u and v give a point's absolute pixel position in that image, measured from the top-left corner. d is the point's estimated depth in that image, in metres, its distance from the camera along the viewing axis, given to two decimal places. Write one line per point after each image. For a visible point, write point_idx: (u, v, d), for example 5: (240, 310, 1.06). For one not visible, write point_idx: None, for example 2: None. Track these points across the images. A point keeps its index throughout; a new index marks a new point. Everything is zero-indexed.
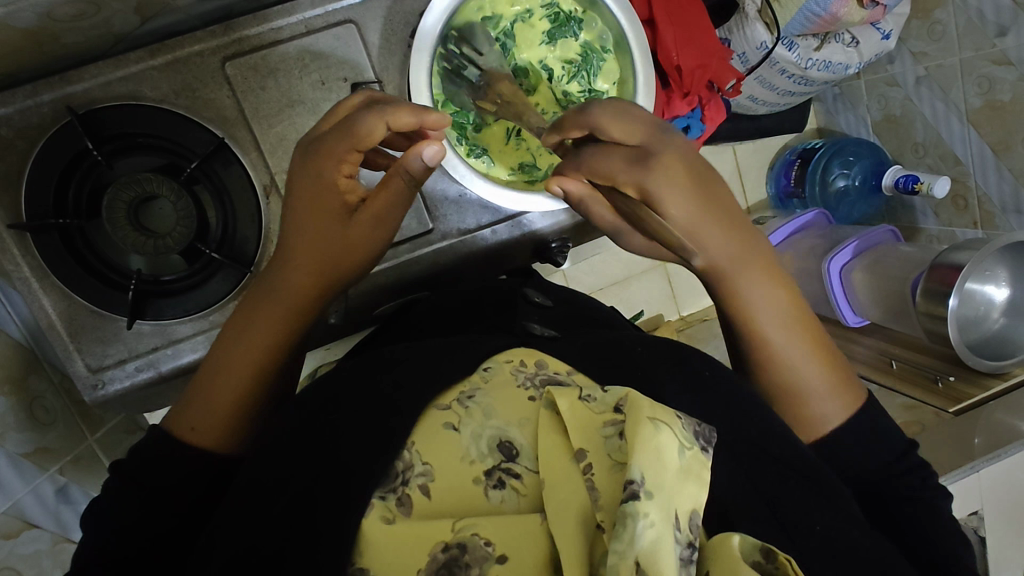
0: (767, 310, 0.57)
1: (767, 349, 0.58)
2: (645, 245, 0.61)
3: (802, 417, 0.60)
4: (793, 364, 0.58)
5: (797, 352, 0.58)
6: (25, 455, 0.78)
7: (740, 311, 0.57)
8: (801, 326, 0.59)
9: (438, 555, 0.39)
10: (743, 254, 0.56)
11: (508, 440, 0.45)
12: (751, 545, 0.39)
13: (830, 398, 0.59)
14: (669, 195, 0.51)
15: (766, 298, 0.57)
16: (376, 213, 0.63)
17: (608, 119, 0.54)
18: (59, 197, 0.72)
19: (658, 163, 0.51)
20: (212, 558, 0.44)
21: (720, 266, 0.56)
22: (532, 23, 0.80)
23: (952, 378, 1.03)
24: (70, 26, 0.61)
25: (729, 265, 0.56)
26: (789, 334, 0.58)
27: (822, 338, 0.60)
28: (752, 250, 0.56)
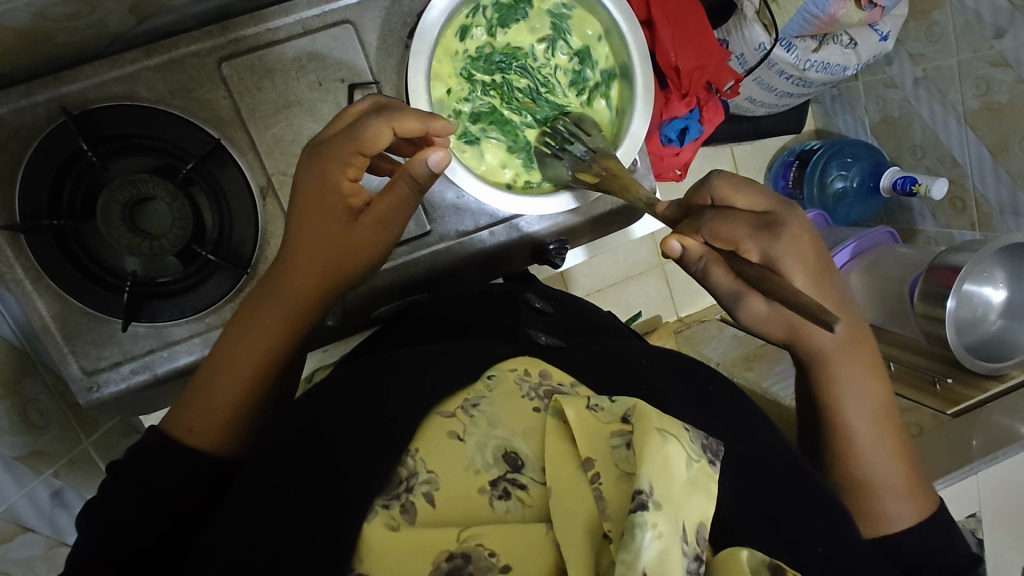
0: (861, 399, 0.60)
1: (851, 436, 0.60)
2: (757, 313, 0.59)
3: (872, 511, 0.60)
4: (874, 459, 0.60)
5: (882, 449, 0.60)
6: (19, 459, 0.77)
7: (834, 391, 0.60)
8: (890, 427, 0.61)
9: (441, 564, 0.39)
10: (849, 342, 0.60)
11: (513, 450, 0.45)
12: (759, 561, 0.39)
13: (904, 500, 0.60)
14: (791, 259, 0.56)
15: (863, 388, 0.60)
16: (378, 217, 0.62)
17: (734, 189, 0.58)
18: (53, 197, 0.72)
19: (785, 234, 0.57)
20: (209, 566, 0.43)
21: (827, 349, 0.59)
22: (494, 24, 0.77)
23: (950, 380, 1.04)
24: (65, 25, 0.60)
25: (834, 343, 0.59)
26: (877, 427, 0.60)
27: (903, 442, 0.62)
28: (857, 341, 0.60)
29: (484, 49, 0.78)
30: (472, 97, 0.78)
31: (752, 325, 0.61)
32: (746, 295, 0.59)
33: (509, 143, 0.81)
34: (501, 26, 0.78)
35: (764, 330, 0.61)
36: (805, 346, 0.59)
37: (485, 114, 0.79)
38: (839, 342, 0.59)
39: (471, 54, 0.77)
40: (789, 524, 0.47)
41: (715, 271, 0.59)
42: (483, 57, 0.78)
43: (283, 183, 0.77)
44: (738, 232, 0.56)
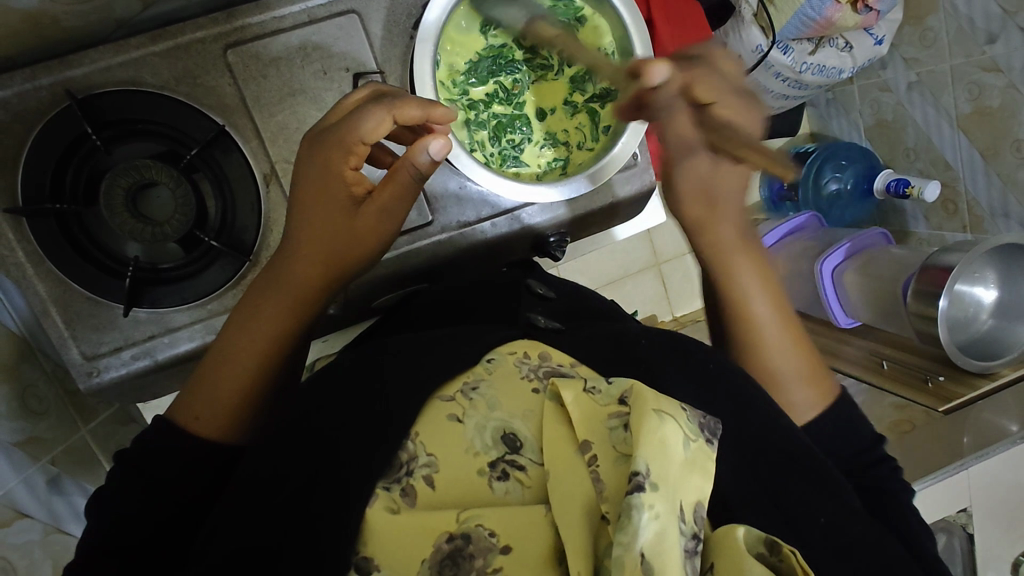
0: (760, 291, 0.64)
1: (757, 322, 0.63)
2: (694, 171, 0.64)
3: (777, 395, 0.62)
4: (779, 345, 0.63)
5: (785, 338, 0.63)
6: (17, 445, 0.78)
7: (735, 279, 0.65)
8: (789, 320, 0.65)
9: (442, 546, 0.39)
10: (743, 239, 0.66)
11: (512, 432, 0.45)
12: (756, 538, 0.39)
13: (806, 385, 0.62)
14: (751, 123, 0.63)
15: (759, 281, 0.65)
16: (380, 206, 0.63)
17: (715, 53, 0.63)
18: (56, 180, 0.72)
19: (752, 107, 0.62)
20: (217, 542, 0.43)
21: (727, 241, 0.65)
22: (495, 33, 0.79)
23: (941, 378, 1.01)
24: (70, 9, 0.61)
25: (734, 235, 0.66)
26: (778, 318, 0.64)
27: (809, 346, 0.65)
28: (749, 239, 0.67)
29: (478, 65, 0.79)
30: (482, 110, 0.80)
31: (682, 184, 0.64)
32: (696, 152, 0.63)
33: (521, 141, 0.83)
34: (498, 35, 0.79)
35: (682, 202, 0.65)
36: (708, 236, 0.65)
37: (494, 123, 0.81)
38: (740, 238, 0.66)
39: (464, 72, 0.79)
40: (791, 508, 0.48)
41: (680, 118, 0.61)
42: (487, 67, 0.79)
43: (287, 170, 0.77)
44: (716, 88, 0.60)
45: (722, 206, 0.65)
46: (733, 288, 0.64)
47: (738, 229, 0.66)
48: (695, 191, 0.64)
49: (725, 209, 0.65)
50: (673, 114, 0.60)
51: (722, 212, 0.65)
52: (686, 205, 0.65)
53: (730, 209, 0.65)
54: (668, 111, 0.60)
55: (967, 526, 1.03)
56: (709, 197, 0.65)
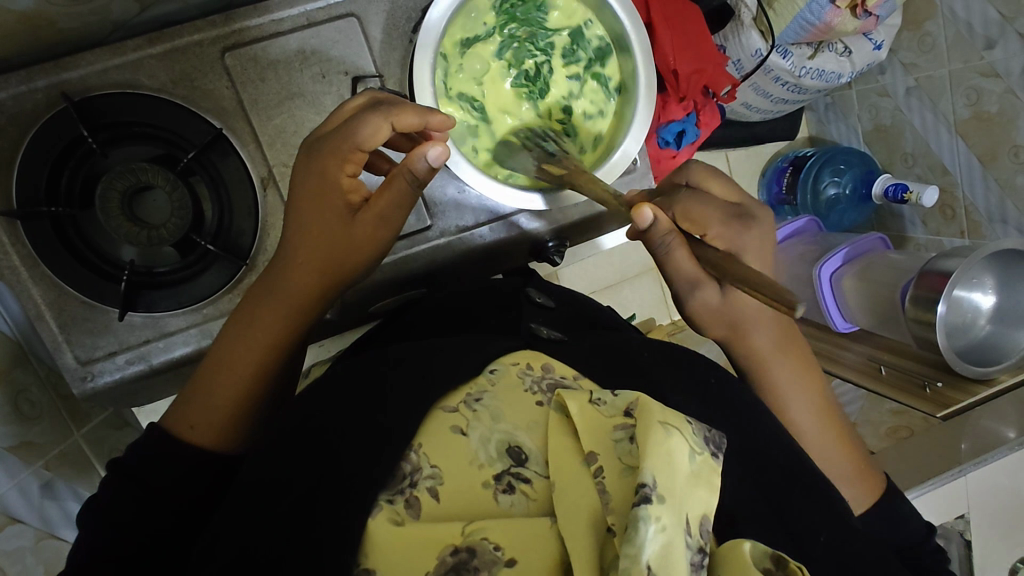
0: (799, 397, 0.64)
1: (797, 429, 0.64)
2: (709, 301, 0.65)
3: None
4: (822, 449, 0.64)
5: (827, 439, 0.64)
6: (10, 450, 0.76)
7: (774, 389, 0.65)
8: (829, 418, 0.65)
9: (446, 558, 0.38)
10: (779, 346, 0.66)
11: (517, 445, 0.45)
12: (761, 552, 0.39)
13: (855, 482, 0.63)
14: (754, 244, 0.65)
15: (798, 386, 0.65)
16: (378, 213, 0.62)
17: (705, 177, 0.69)
18: (51, 184, 0.71)
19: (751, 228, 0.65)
20: (213, 557, 0.43)
21: (762, 353, 0.65)
22: (474, 59, 0.79)
23: (939, 385, 1.04)
24: (68, 10, 0.60)
25: (768, 344, 0.65)
26: (818, 419, 0.64)
27: (849, 439, 0.66)
28: (784, 343, 0.66)
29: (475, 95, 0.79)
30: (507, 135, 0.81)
31: (695, 308, 0.66)
32: (704, 283, 0.63)
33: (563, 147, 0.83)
34: (478, 55, 0.79)
35: (707, 324, 0.66)
36: (744, 349, 0.66)
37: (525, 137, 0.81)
38: (774, 348, 0.66)
39: (469, 107, 0.79)
40: (793, 516, 0.48)
41: (680, 255, 0.61)
42: (489, 94, 0.80)
43: (284, 175, 0.77)
44: (707, 218, 0.64)
45: (749, 325, 0.65)
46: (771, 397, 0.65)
47: (772, 339, 0.66)
48: (720, 318, 0.65)
49: (752, 324, 0.65)
50: (672, 250, 0.60)
51: (750, 330, 0.65)
52: (711, 327, 0.66)
53: (759, 321, 0.65)
54: (665, 245, 0.60)
55: (965, 532, 1.02)
56: (733, 320, 0.65)
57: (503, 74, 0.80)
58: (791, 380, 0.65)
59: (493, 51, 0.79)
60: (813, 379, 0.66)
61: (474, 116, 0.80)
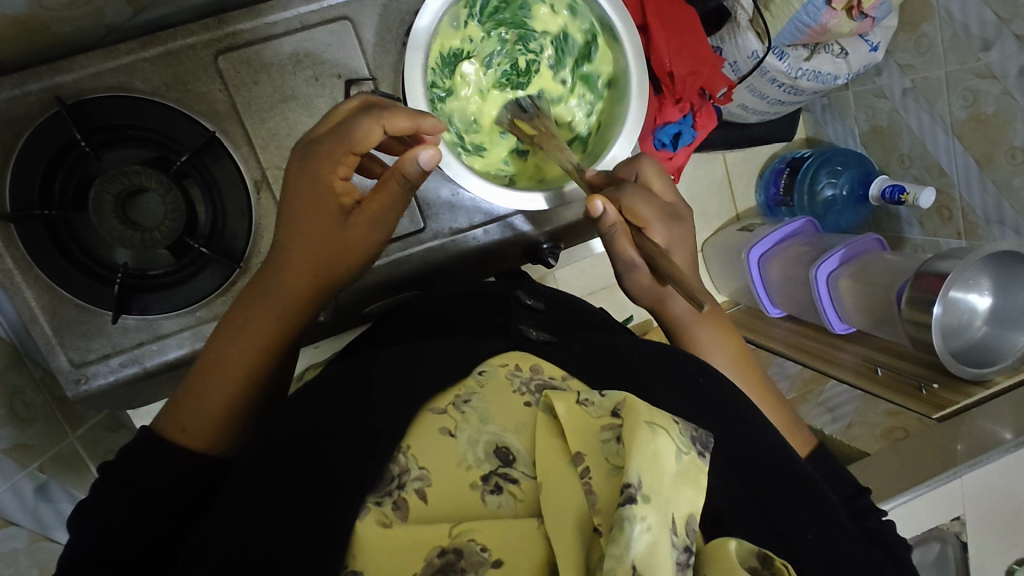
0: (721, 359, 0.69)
1: None
2: (640, 280, 0.71)
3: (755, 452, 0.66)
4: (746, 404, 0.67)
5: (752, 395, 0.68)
6: (7, 454, 0.77)
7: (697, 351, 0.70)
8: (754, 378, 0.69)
9: (433, 560, 0.38)
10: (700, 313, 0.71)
11: (505, 445, 0.45)
12: (747, 550, 0.39)
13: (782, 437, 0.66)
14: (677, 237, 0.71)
15: (720, 348, 0.70)
16: (371, 216, 0.62)
17: (649, 175, 0.73)
18: (45, 187, 0.71)
19: (679, 223, 0.72)
20: (200, 561, 0.43)
21: (682, 318, 0.71)
22: (461, 69, 0.80)
23: (936, 385, 1.07)
24: (60, 15, 0.60)
25: (687, 311, 0.71)
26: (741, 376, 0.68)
27: (778, 398, 0.69)
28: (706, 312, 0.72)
29: (468, 104, 0.81)
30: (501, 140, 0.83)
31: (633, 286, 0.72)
32: (638, 266, 0.69)
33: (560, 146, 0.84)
34: (465, 63, 0.80)
35: (637, 294, 0.72)
36: (667, 316, 0.71)
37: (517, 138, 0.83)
38: (694, 312, 0.71)
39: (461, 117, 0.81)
40: (782, 518, 0.48)
41: (624, 247, 0.68)
42: (479, 103, 0.82)
43: (278, 177, 0.77)
44: (648, 214, 0.68)
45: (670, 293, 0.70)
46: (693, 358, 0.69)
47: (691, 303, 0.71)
48: (645, 288, 0.71)
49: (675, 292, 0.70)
50: (615, 241, 0.67)
51: (674, 295, 0.70)
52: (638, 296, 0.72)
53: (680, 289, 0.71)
54: (611, 236, 0.67)
55: (960, 533, 1.00)
56: (657, 289, 0.71)
57: (492, 80, 0.82)
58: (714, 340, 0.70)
59: (478, 59, 0.80)
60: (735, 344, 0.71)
61: (468, 124, 0.82)
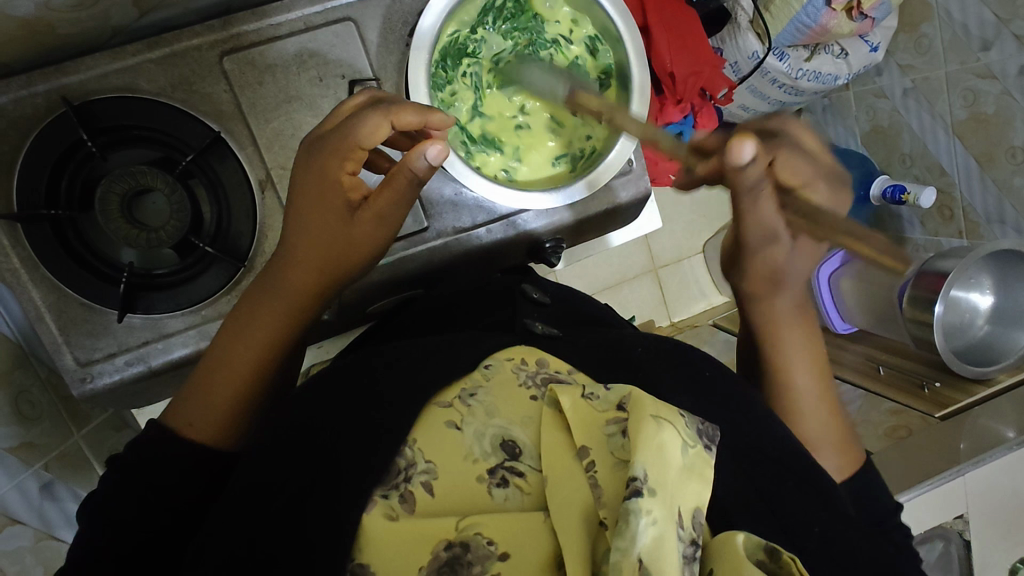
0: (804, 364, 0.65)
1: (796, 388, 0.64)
2: (772, 258, 0.65)
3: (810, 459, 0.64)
4: (816, 413, 0.64)
5: (822, 406, 0.65)
6: (12, 451, 0.76)
7: (782, 348, 0.66)
8: (828, 389, 0.66)
9: (440, 553, 0.38)
10: (797, 314, 0.67)
11: (511, 439, 0.45)
12: (755, 545, 0.39)
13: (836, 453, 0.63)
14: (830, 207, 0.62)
15: (805, 351, 0.66)
16: (378, 211, 0.63)
17: (802, 133, 0.64)
18: (51, 187, 0.72)
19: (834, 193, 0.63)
20: (206, 556, 0.43)
21: (780, 315, 0.67)
22: (469, 70, 0.81)
23: (938, 384, 1.07)
24: (68, 16, 0.61)
25: (789, 308, 0.67)
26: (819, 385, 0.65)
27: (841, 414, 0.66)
28: (803, 314, 0.68)
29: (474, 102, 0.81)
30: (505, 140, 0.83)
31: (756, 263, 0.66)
32: (777, 239, 0.64)
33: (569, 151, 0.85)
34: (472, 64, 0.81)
35: (750, 276, 0.67)
36: (764, 308, 0.67)
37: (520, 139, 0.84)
38: (795, 311, 0.67)
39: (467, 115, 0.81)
40: (784, 515, 0.48)
41: (765, 207, 0.61)
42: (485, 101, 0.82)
43: (282, 177, 0.78)
44: (802, 174, 0.61)
45: (788, 282, 0.66)
46: (777, 352, 0.66)
47: (795, 302, 0.67)
48: (764, 271, 0.66)
49: (791, 285, 0.66)
50: (757, 200, 0.60)
51: (787, 289, 0.66)
52: (752, 278, 0.67)
53: (796, 284, 0.67)
54: (753, 194, 0.60)
55: (964, 531, 1.00)
56: (777, 277, 0.66)
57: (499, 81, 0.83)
58: (801, 343, 0.66)
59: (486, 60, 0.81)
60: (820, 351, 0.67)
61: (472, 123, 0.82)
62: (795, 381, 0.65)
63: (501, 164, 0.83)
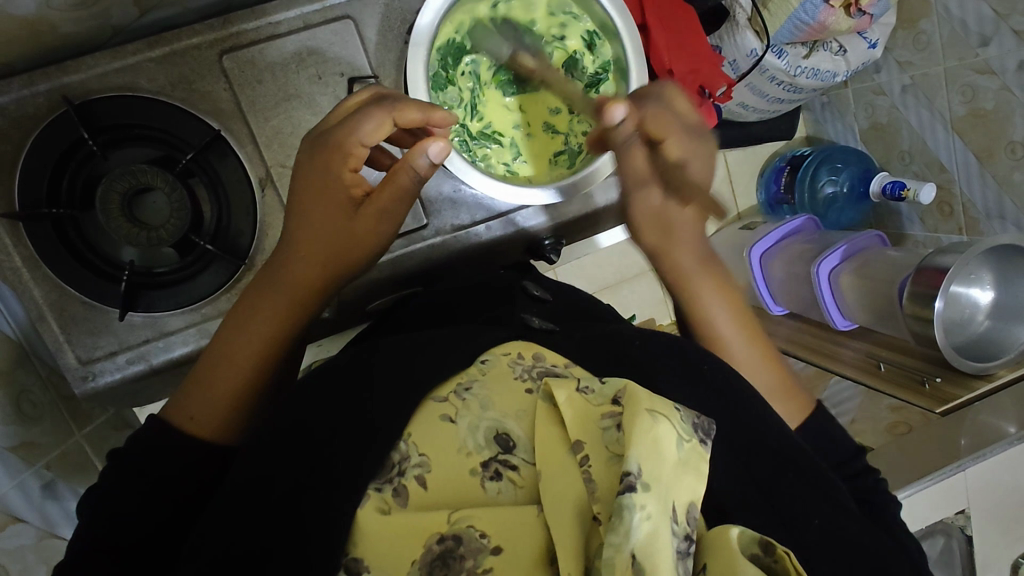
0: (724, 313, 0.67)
1: (722, 338, 0.65)
2: (656, 204, 0.69)
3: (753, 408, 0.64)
4: (747, 360, 0.65)
5: (753, 352, 0.65)
6: (12, 450, 0.77)
7: (698, 301, 0.68)
8: (756, 335, 0.66)
9: (433, 546, 0.39)
10: (705, 263, 0.70)
11: (505, 432, 0.45)
12: (749, 539, 0.39)
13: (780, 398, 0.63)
14: (698, 159, 0.67)
15: (722, 300, 0.68)
16: (379, 208, 0.63)
17: (673, 94, 0.70)
18: (52, 187, 0.72)
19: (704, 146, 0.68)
20: (204, 549, 0.43)
21: (687, 267, 0.69)
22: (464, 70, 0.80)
23: (938, 380, 1.03)
24: (69, 15, 0.61)
25: (693, 260, 0.69)
26: (743, 332, 0.66)
27: (777, 356, 0.67)
28: (710, 264, 0.70)
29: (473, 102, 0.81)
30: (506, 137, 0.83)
31: (637, 210, 0.70)
32: (649, 184, 0.68)
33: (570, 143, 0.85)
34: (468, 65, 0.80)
35: (641, 227, 0.70)
36: (669, 262, 0.70)
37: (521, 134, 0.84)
38: (699, 263, 0.70)
39: (467, 113, 0.81)
40: (780, 510, 0.49)
41: (635, 157, 0.67)
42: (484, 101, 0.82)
43: (282, 175, 0.78)
44: (669, 126, 0.66)
45: (679, 233, 0.70)
46: (692, 305, 0.68)
47: (698, 255, 0.70)
48: (651, 221, 0.70)
49: (682, 236, 0.70)
50: (627, 152, 0.67)
51: (679, 240, 0.70)
52: (643, 232, 0.70)
53: (688, 235, 0.70)
54: (625, 147, 0.66)
55: (965, 527, 1.04)
56: (664, 225, 0.70)
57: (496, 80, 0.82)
58: (713, 291, 0.68)
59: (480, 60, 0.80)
60: (738, 300, 0.69)
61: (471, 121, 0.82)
62: (716, 325, 0.66)
63: (504, 160, 0.83)
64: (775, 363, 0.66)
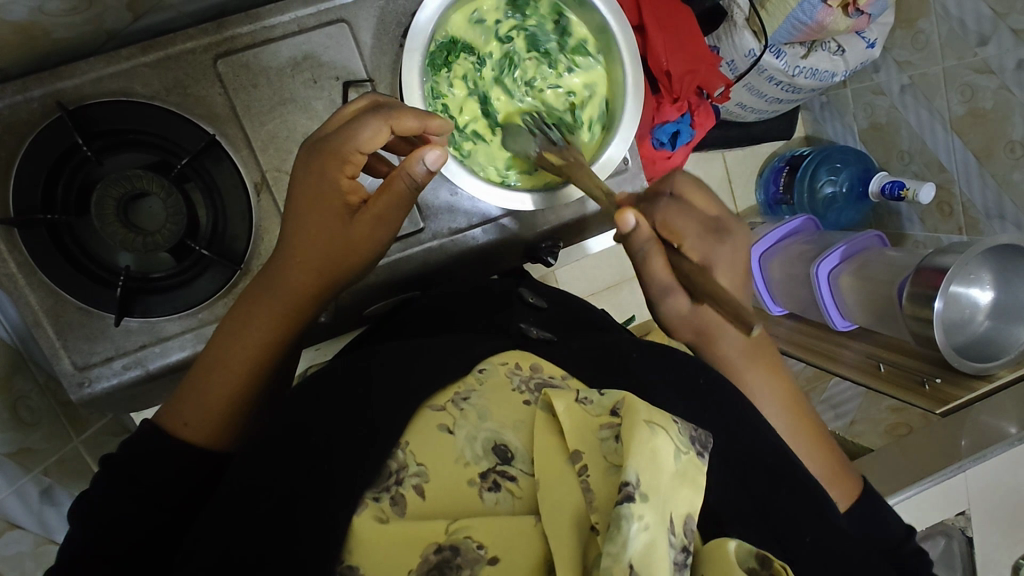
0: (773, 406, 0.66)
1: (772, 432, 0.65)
2: (682, 309, 0.63)
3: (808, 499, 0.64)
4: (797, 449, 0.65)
5: (800, 440, 0.66)
6: (9, 457, 0.77)
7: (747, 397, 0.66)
8: (803, 422, 0.67)
9: (429, 557, 0.39)
10: (749, 351, 0.67)
11: (503, 443, 0.45)
12: (746, 553, 0.38)
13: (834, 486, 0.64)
14: (724, 257, 0.64)
15: (770, 390, 0.66)
16: (376, 213, 0.63)
17: (688, 188, 0.66)
18: (47, 193, 0.72)
19: (727, 241, 0.65)
20: (195, 559, 0.43)
21: (733, 360, 0.67)
22: (460, 105, 0.80)
23: (939, 380, 1.02)
24: (61, 20, 0.61)
25: (738, 351, 0.67)
26: (791, 422, 0.66)
27: (824, 438, 0.68)
28: (755, 350, 0.68)
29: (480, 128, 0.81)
30: None
31: (666, 314, 0.64)
32: (676, 292, 0.62)
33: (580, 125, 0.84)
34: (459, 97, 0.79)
35: (674, 328, 0.66)
36: (715, 355, 0.66)
37: None
38: (742, 351, 0.67)
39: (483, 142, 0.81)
40: (779, 516, 0.48)
41: (658, 266, 0.59)
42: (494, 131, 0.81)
43: (278, 180, 0.78)
44: (686, 228, 0.62)
45: (717, 331, 0.65)
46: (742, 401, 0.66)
47: (741, 344, 0.67)
48: (686, 323, 0.65)
49: (720, 332, 0.65)
50: (649, 260, 0.59)
51: (720, 336, 0.65)
52: (679, 331, 0.66)
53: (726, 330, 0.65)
54: (646, 255, 0.58)
55: (966, 529, 1.05)
56: (699, 326, 0.65)
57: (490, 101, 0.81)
58: (760, 383, 0.67)
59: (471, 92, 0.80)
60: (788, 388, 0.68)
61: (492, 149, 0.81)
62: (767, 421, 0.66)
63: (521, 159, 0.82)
64: (827, 451, 0.66)
